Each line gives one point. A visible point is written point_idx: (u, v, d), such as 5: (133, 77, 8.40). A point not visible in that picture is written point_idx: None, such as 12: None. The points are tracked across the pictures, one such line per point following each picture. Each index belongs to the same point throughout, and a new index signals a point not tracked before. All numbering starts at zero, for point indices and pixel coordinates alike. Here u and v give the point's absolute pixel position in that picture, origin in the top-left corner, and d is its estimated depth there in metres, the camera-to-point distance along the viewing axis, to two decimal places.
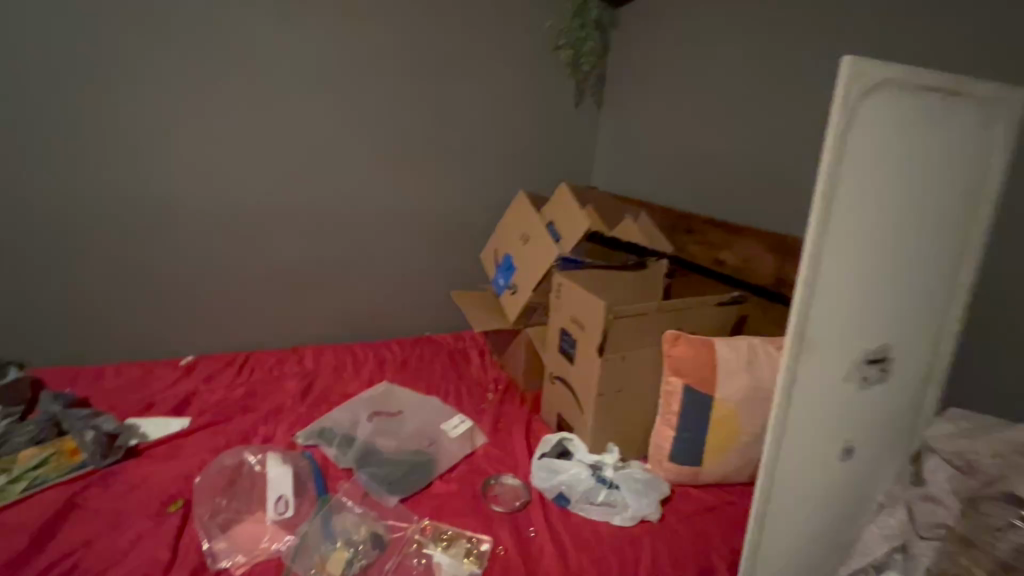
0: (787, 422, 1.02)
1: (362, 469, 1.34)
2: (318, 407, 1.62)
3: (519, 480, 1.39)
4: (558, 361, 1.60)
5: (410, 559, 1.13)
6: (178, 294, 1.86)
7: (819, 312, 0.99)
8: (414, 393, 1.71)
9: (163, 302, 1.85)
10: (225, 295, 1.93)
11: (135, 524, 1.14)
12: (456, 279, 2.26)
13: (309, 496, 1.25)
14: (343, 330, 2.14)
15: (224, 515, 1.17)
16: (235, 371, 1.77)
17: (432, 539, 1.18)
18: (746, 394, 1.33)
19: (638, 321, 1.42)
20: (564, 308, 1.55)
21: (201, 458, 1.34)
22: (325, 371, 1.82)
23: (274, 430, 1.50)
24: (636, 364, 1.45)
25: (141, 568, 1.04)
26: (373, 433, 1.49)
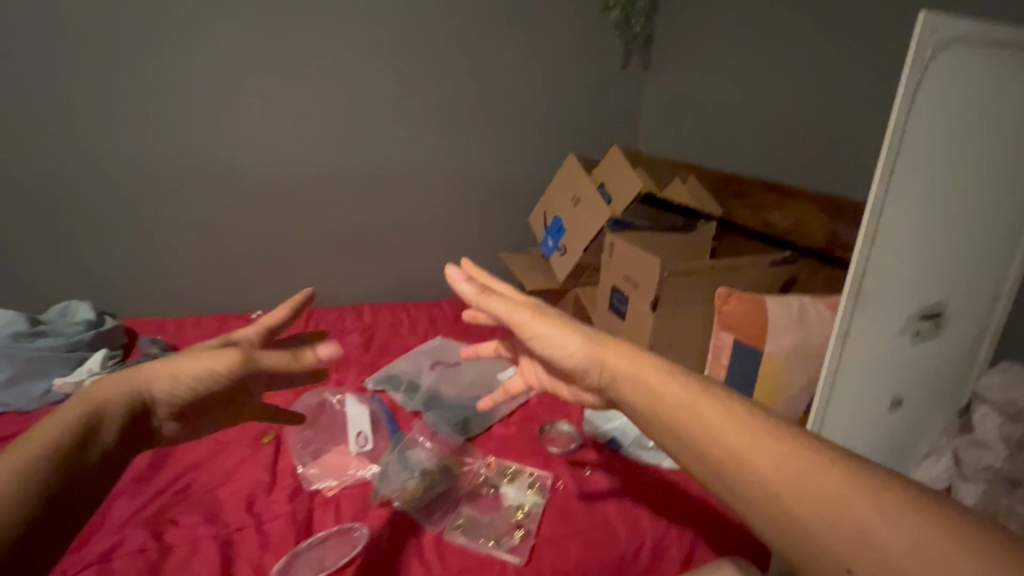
0: (842, 370, 1.08)
1: (429, 411, 1.47)
2: (381, 358, 1.74)
3: (572, 425, 1.48)
4: (608, 319, 1.66)
5: (476, 488, 1.25)
6: (249, 253, 2.00)
7: (876, 268, 1.03)
8: (468, 346, 1.81)
9: (236, 260, 1.99)
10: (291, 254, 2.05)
11: (234, 451, 1.27)
12: (502, 241, 2.34)
13: (385, 433, 1.37)
14: (399, 288, 2.25)
15: (313, 447, 1.31)
16: (302, 324, 1.90)
17: (498, 474, 1.30)
18: (794, 349, 1.37)
19: (690, 278, 1.47)
20: (616, 266, 1.60)
21: (284, 397, 1.47)
22: (383, 326, 1.94)
23: (344, 375, 1.63)
24: (686, 321, 1.52)
25: (248, 488, 1.18)
26: (435, 380, 1.60)
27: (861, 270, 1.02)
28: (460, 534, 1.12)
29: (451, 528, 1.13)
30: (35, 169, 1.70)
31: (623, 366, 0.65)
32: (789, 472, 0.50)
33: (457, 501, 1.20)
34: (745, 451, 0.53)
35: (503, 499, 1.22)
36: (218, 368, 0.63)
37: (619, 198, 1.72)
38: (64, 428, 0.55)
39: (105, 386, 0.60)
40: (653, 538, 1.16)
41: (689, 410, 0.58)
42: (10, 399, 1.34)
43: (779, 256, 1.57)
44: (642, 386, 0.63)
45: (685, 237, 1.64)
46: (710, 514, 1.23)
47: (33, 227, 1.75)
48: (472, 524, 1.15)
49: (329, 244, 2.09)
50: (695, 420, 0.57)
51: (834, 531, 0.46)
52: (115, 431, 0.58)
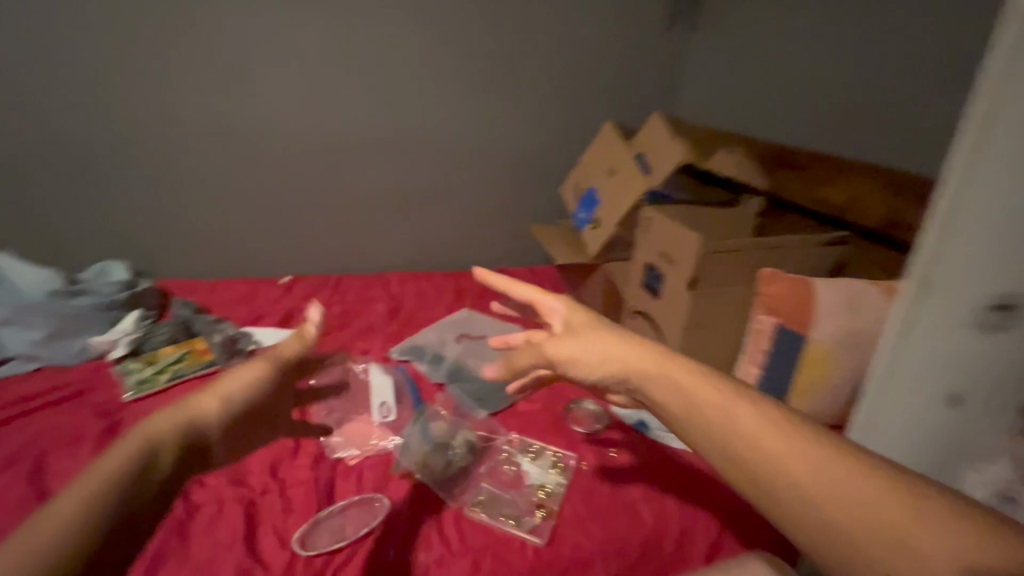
0: (882, 388, 0.82)
1: (454, 383, 1.45)
2: (406, 328, 1.73)
3: (598, 404, 1.43)
4: (640, 296, 1.59)
5: (497, 465, 1.23)
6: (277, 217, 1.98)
7: (957, 266, 0.68)
8: (493, 319, 1.77)
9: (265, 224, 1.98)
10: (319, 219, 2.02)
11: None
12: (534, 212, 2.25)
13: (408, 404, 1.37)
14: (425, 258, 2.21)
15: (336, 414, 1.30)
16: (330, 291, 1.89)
17: (520, 451, 1.27)
18: (842, 336, 1.29)
19: (731, 257, 1.38)
20: (653, 241, 1.51)
21: None
22: (410, 296, 1.91)
23: (369, 344, 1.62)
24: (724, 303, 1.43)
25: (272, 451, 1.18)
26: (460, 352, 1.58)
27: (922, 270, 0.72)
28: (479, 510, 1.10)
29: (470, 503, 1.12)
30: (72, 125, 1.70)
31: (646, 366, 0.64)
32: (841, 489, 0.48)
33: (478, 477, 1.19)
34: (778, 454, 0.51)
35: (525, 477, 1.20)
36: (261, 375, 0.69)
37: (658, 168, 1.61)
38: (124, 463, 0.53)
39: (159, 420, 0.59)
40: (678, 525, 1.12)
41: (722, 408, 0.56)
42: (52, 353, 1.39)
43: (832, 236, 1.47)
44: (676, 390, 0.60)
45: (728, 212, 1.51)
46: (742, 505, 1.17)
47: (70, 185, 1.77)
48: (492, 501, 1.13)
49: (357, 211, 2.06)
50: (730, 422, 0.55)
51: (868, 539, 0.46)
52: (168, 464, 0.56)
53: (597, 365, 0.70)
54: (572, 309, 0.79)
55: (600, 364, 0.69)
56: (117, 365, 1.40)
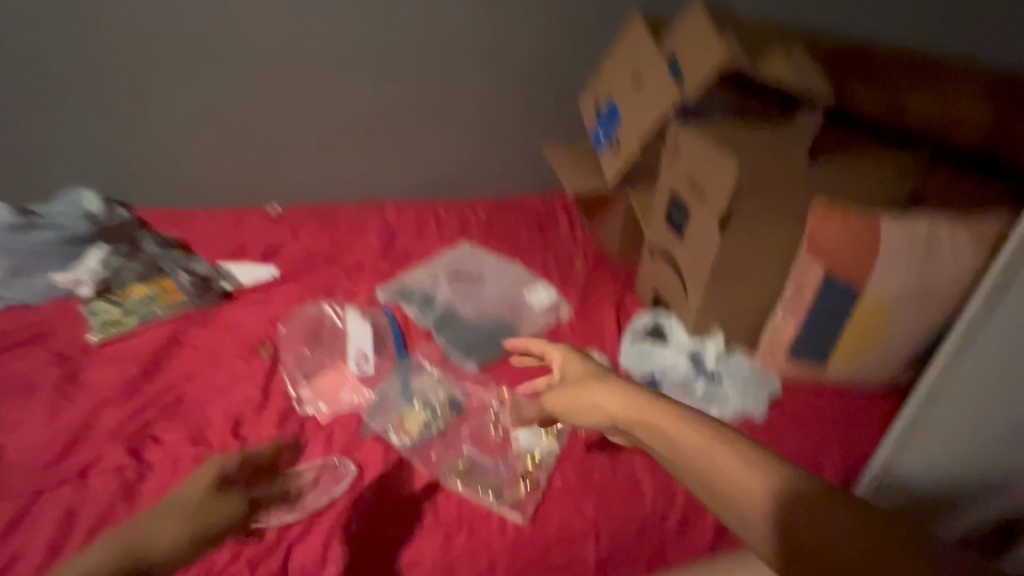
0: (924, 426, 0.93)
1: (442, 331, 1.30)
2: (399, 265, 1.54)
3: (607, 357, 1.26)
4: (663, 234, 1.34)
5: (481, 427, 1.10)
6: (250, 140, 1.69)
7: (1000, 329, 0.84)
8: (495, 257, 1.57)
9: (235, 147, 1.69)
10: (296, 140, 1.71)
11: (230, 364, 1.18)
12: (551, 129, 1.86)
13: (389, 354, 1.24)
14: (426, 187, 1.88)
15: (308, 365, 1.20)
16: (321, 221, 1.69)
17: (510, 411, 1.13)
18: (905, 289, 1.05)
19: (773, 189, 1.12)
20: (680, 167, 1.24)
21: (288, 305, 1.35)
22: (407, 227, 1.69)
23: (356, 285, 1.45)
24: (762, 246, 1.18)
25: (236, 407, 1.08)
26: (453, 296, 1.42)
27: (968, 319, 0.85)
28: (457, 481, 0.98)
29: (446, 471, 1.00)
30: (2, 32, 1.42)
31: (615, 405, 0.70)
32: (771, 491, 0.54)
33: (459, 442, 1.07)
34: (723, 467, 0.56)
35: (513, 441, 1.06)
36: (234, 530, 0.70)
37: (695, 73, 1.28)
38: None
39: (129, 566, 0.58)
40: (682, 509, 0.97)
41: (678, 437, 0.61)
42: (15, 291, 1.30)
43: (911, 159, 1.17)
44: (643, 426, 0.66)
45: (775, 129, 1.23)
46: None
47: (18, 106, 1.53)
48: (473, 470, 1.01)
49: (341, 131, 1.72)
50: (684, 445, 0.60)
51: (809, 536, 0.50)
52: None
53: (598, 418, 0.74)
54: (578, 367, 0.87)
55: (597, 419, 0.74)
56: (85, 304, 1.30)
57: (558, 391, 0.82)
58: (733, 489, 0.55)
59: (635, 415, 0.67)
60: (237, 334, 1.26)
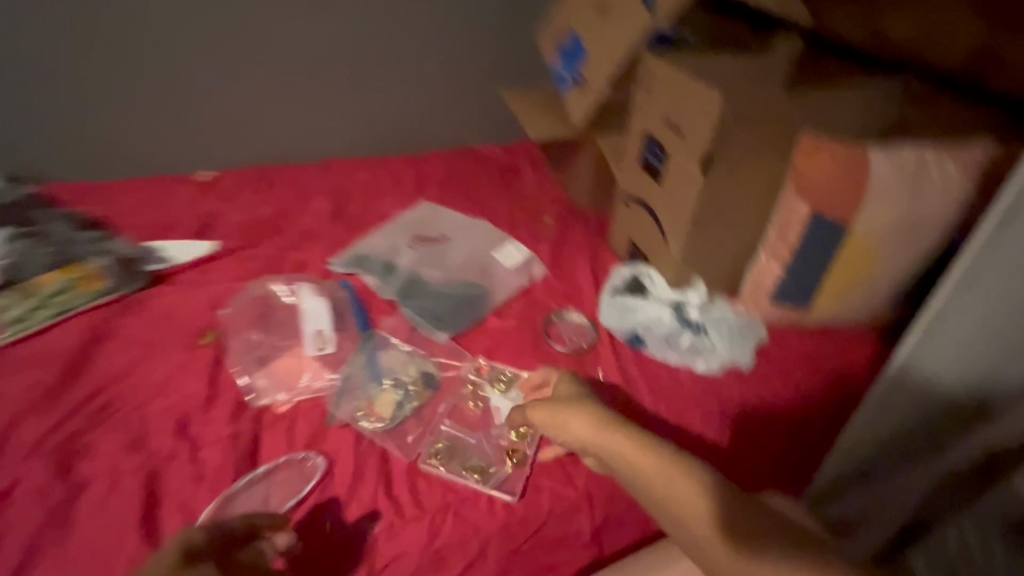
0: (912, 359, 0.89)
1: (408, 302, 1.19)
2: (352, 230, 1.40)
3: (586, 318, 1.21)
4: (639, 180, 1.25)
5: (459, 402, 1.02)
6: (163, 96, 1.44)
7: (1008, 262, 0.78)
8: (459, 215, 1.45)
9: (147, 105, 1.44)
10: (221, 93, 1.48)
11: (170, 358, 1.05)
12: (508, 69, 1.71)
13: (351, 330, 1.13)
14: (375, 141, 1.70)
15: (260, 350, 1.07)
16: (259, 187, 1.51)
17: (489, 381, 1.06)
18: (894, 223, 1.01)
19: (761, 126, 1.03)
20: (655, 105, 1.13)
21: (229, 286, 1.20)
22: (357, 188, 1.53)
23: (307, 256, 1.31)
24: (746, 188, 1.10)
25: (179, 407, 0.96)
26: (416, 262, 1.30)
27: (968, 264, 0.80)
28: (440, 463, 0.91)
29: (426, 452, 0.93)
30: None
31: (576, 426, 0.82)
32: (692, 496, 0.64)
33: (437, 418, 0.99)
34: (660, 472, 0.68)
35: (494, 414, 1.00)
36: None
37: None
38: None
39: None
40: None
41: (631, 451, 0.73)
42: None
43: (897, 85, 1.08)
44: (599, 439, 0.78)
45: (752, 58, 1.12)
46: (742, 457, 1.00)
47: None
48: (455, 448, 0.94)
49: (271, 81, 1.50)
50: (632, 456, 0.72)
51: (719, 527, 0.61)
52: None
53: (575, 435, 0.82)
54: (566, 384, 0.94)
55: (574, 440, 0.83)
56: None
57: (541, 405, 0.90)
58: (671, 496, 0.66)
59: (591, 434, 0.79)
60: (174, 323, 1.12)
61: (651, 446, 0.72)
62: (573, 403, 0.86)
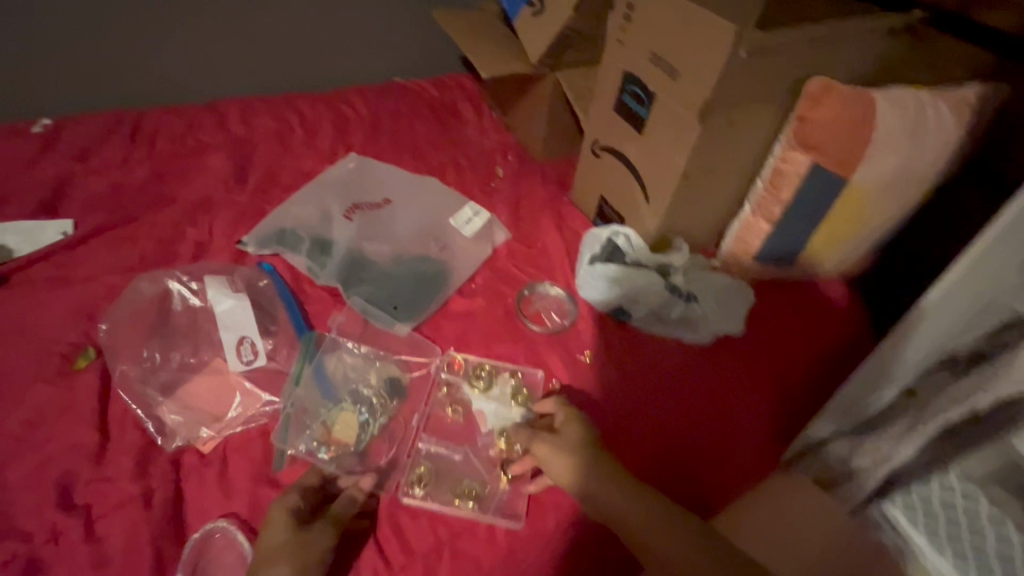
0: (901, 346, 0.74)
1: (353, 289, 0.98)
2: (265, 195, 1.11)
3: (564, 289, 1.06)
4: (612, 127, 1.08)
5: (433, 410, 0.88)
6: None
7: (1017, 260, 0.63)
8: (399, 171, 1.20)
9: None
10: (43, 16, 1.09)
11: (29, 395, 0.78)
12: None
13: (286, 333, 0.92)
14: (279, 74, 1.35)
15: (163, 376, 0.84)
16: (126, 140, 1.14)
17: (466, 378, 0.91)
18: (894, 175, 0.94)
19: (771, 67, 0.88)
20: (639, 36, 0.95)
21: (104, 284, 0.91)
22: (263, 138, 1.21)
23: (208, 234, 1.03)
24: (739, 138, 0.97)
25: (60, 462, 0.73)
26: (356, 235, 1.06)
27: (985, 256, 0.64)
28: (424, 494, 0.79)
29: (405, 479, 0.80)
30: None
31: (546, 449, 0.76)
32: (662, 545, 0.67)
33: (413, 437, 0.85)
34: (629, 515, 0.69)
35: (478, 420, 0.88)
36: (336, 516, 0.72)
37: None
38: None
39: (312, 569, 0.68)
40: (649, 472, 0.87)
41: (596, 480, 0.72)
42: None
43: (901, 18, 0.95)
44: (568, 467, 0.74)
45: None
46: (735, 428, 0.94)
47: None
48: (439, 472, 0.82)
49: None
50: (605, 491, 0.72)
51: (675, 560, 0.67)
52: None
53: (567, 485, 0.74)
54: (569, 412, 0.81)
55: (576, 488, 0.73)
56: None
57: (541, 441, 0.77)
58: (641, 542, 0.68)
59: (562, 454, 0.75)
60: (27, 342, 0.83)
61: (636, 492, 0.71)
62: (577, 447, 0.75)
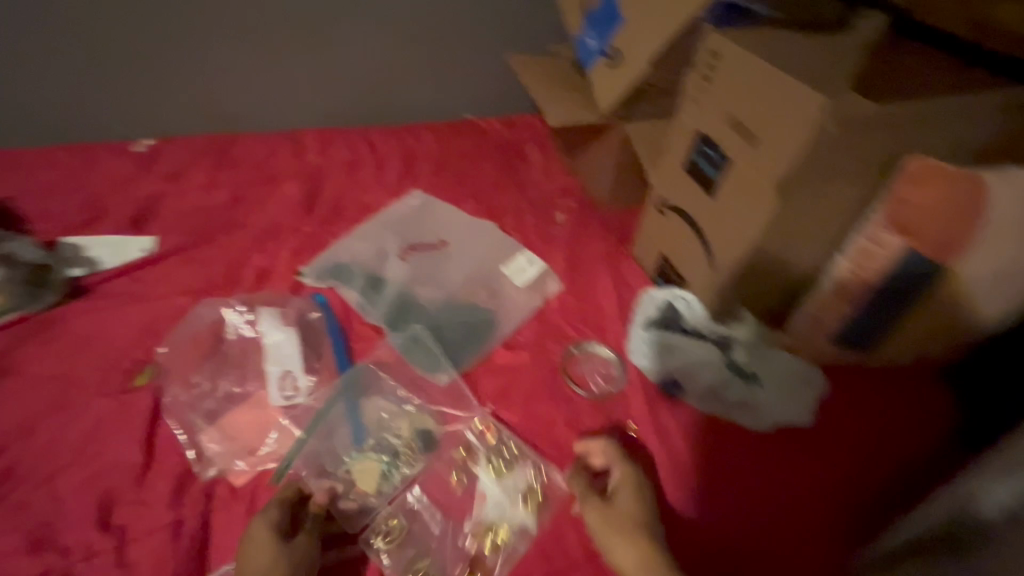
0: None
1: (398, 331, 0.98)
2: (329, 227, 1.14)
3: (614, 351, 1.01)
4: (681, 186, 1.02)
5: (443, 473, 0.85)
6: (90, 53, 1.18)
7: None
8: (458, 212, 1.21)
9: (72, 65, 1.19)
10: (158, 50, 1.20)
11: (90, 407, 0.83)
12: (525, 25, 1.36)
13: (329, 369, 0.93)
14: (358, 107, 1.40)
15: (209, 403, 0.87)
16: (211, 164, 1.22)
17: (484, 454, 0.87)
18: (1000, 268, 0.85)
19: (865, 143, 0.81)
20: (719, 98, 0.91)
21: (172, 303, 0.96)
22: (334, 170, 1.26)
23: (270, 262, 1.06)
24: (821, 212, 0.90)
25: (107, 479, 0.77)
26: (408, 276, 1.07)
27: None
28: (383, 552, 0.78)
29: (372, 533, 0.79)
30: None
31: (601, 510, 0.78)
32: None
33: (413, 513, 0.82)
34: None
35: (478, 501, 0.83)
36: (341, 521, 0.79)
37: None
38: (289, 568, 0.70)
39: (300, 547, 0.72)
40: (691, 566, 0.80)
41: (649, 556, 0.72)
42: None
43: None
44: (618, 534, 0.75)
45: (831, 41, 0.89)
46: (788, 526, 0.85)
47: None
48: (409, 533, 0.80)
49: (220, 29, 1.20)
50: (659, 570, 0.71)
51: None
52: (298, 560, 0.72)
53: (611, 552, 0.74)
54: (625, 474, 0.81)
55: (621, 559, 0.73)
56: None
57: (595, 503, 0.79)
58: None
59: (613, 518, 0.77)
60: (98, 353, 0.89)
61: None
62: (629, 518, 0.76)
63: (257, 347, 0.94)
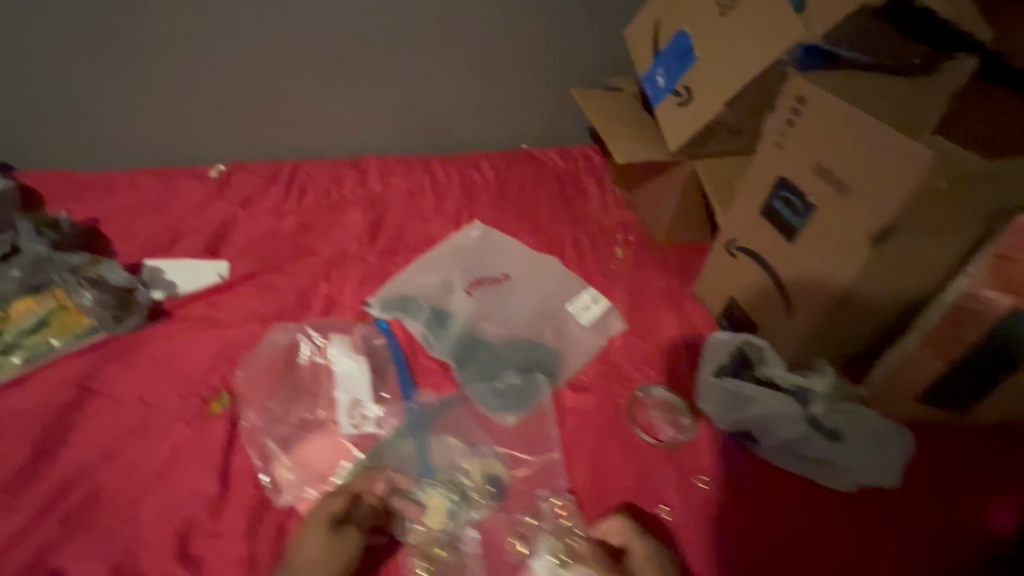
0: None
1: (463, 367, 0.97)
2: (393, 257, 1.15)
3: (683, 398, 0.98)
4: (754, 229, 0.99)
5: (502, 531, 0.82)
6: (178, 84, 1.24)
7: None
8: (520, 245, 1.21)
9: (161, 95, 1.25)
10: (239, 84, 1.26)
11: (169, 432, 0.85)
12: (588, 60, 1.37)
13: (395, 401, 0.93)
14: (420, 137, 1.43)
15: (281, 431, 0.88)
16: (282, 192, 1.26)
17: (551, 529, 0.82)
18: None
19: (965, 195, 0.77)
20: (801, 142, 0.88)
21: (244, 329, 0.98)
22: (397, 199, 1.28)
23: (337, 291, 1.08)
24: (912, 263, 0.86)
25: (184, 506, 0.78)
26: (473, 309, 1.07)
27: None
28: None
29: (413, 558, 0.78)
30: None
31: None
32: None
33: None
34: None
35: None
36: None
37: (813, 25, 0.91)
38: None
39: None
40: None
41: None
42: None
43: None
44: None
45: (921, 89, 0.85)
46: None
47: None
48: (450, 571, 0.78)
49: (297, 64, 1.25)
50: None
51: None
52: None
53: None
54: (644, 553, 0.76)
55: None
56: None
57: None
58: None
59: None
60: (177, 377, 0.92)
61: None
62: None
63: (327, 376, 0.95)
